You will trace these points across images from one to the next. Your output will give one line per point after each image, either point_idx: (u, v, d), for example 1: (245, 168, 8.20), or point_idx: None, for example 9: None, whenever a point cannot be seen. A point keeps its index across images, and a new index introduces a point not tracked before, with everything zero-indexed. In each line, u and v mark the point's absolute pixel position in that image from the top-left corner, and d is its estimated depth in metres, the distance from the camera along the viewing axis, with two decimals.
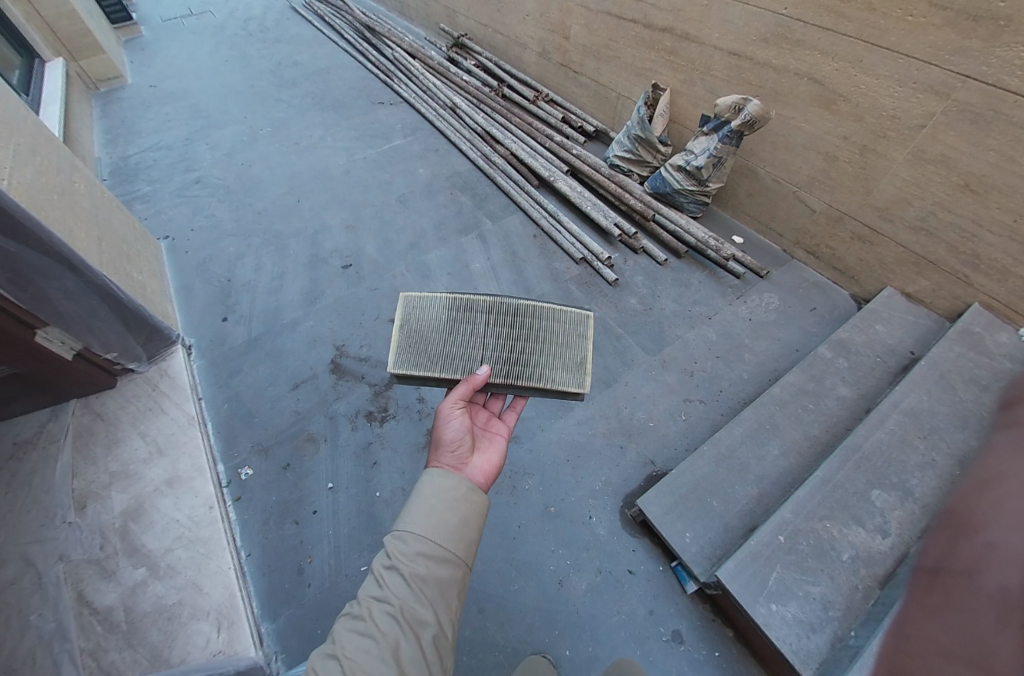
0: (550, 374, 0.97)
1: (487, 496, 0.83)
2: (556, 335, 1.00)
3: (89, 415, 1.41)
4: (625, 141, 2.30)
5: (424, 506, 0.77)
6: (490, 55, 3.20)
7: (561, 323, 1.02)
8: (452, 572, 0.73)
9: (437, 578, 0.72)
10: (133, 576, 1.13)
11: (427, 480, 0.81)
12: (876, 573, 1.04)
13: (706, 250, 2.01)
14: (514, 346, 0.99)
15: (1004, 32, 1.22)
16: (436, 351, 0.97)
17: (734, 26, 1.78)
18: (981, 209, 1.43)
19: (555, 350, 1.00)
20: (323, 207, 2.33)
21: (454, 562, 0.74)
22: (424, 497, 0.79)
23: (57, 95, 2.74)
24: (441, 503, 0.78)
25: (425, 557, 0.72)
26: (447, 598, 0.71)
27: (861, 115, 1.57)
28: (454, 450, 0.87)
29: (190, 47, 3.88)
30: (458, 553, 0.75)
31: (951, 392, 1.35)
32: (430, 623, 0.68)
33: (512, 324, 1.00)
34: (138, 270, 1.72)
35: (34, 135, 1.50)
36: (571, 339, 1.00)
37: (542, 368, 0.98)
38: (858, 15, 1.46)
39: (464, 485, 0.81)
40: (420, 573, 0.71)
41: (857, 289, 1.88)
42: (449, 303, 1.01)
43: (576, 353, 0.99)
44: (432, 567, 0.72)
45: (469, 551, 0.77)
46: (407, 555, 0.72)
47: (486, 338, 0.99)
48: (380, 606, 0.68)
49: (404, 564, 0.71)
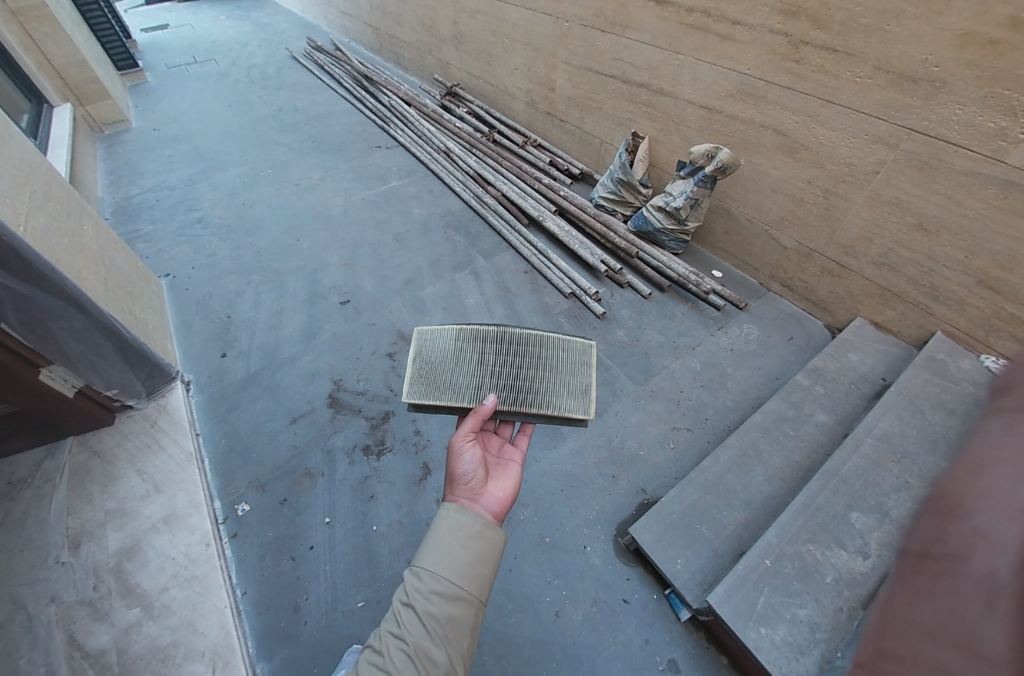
0: (562, 400, 1.03)
1: (502, 532, 0.86)
2: (561, 361, 1.07)
3: (86, 453, 1.43)
4: (608, 183, 2.46)
5: (439, 543, 0.81)
6: (481, 104, 3.42)
7: (564, 353, 1.09)
8: (464, 610, 0.76)
9: (449, 616, 0.75)
10: (127, 617, 1.13)
11: (443, 517, 0.84)
12: (859, 594, 1.08)
13: (687, 285, 2.13)
14: (522, 374, 1.05)
15: (940, 93, 1.38)
16: (447, 379, 1.04)
17: (704, 83, 1.96)
18: (936, 247, 1.56)
19: (560, 377, 1.06)
20: (322, 246, 2.43)
21: (466, 600, 0.77)
22: (439, 534, 0.82)
23: (63, 139, 2.85)
24: (456, 540, 0.81)
25: (438, 595, 0.76)
26: (459, 635, 0.74)
27: (822, 162, 1.73)
28: (469, 483, 0.91)
29: (194, 93, 4.07)
30: (470, 591, 0.78)
31: (921, 416, 1.44)
32: (441, 661, 0.71)
33: (518, 351, 1.06)
34: (140, 308, 1.77)
35: (48, 181, 1.58)
36: (573, 365, 1.07)
37: (549, 396, 1.03)
38: (812, 76, 1.63)
39: (478, 521, 0.84)
40: (433, 612, 0.74)
41: (830, 319, 1.99)
42: (459, 332, 1.08)
43: (584, 379, 1.06)
44: (445, 606, 0.75)
45: (481, 588, 0.80)
46: (421, 593, 0.76)
47: (492, 365, 1.05)
48: (397, 643, 0.72)
49: (418, 601, 0.75)
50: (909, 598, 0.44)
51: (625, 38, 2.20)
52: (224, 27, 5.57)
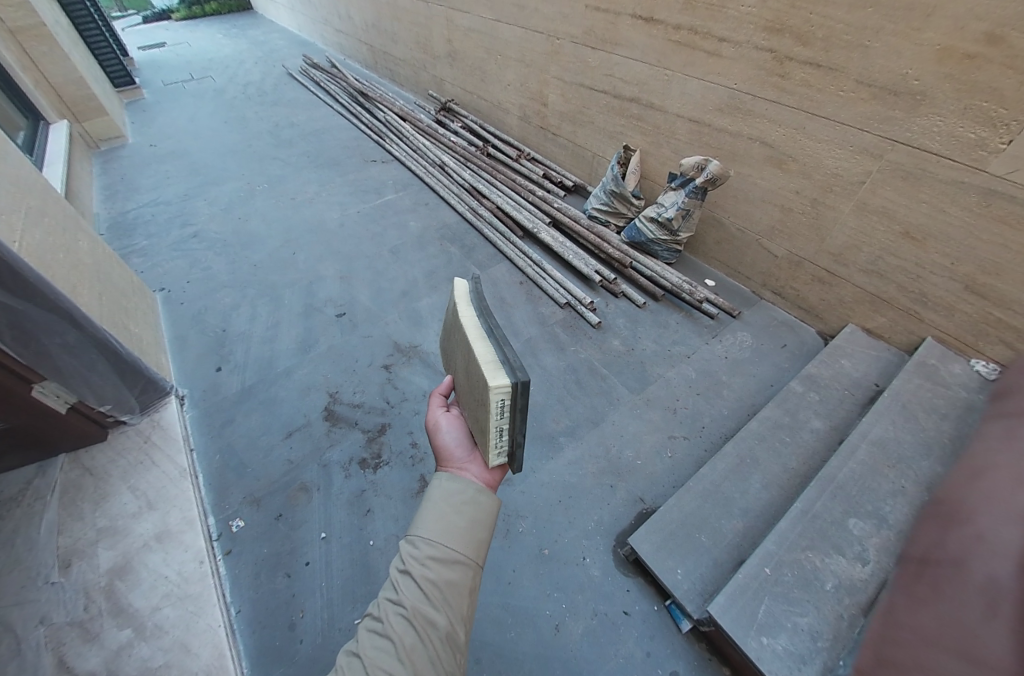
0: (473, 423, 0.91)
1: (496, 495, 0.85)
2: (474, 385, 0.86)
3: (77, 471, 1.41)
4: (601, 195, 2.50)
5: (434, 511, 0.80)
6: (475, 119, 3.48)
7: (479, 381, 0.83)
8: (462, 573, 0.75)
9: (447, 580, 0.74)
10: (118, 639, 1.10)
11: (435, 487, 0.83)
12: (860, 601, 1.08)
13: (681, 293, 2.15)
14: (462, 372, 0.97)
15: (922, 105, 1.43)
16: (447, 343, 1.14)
17: (692, 97, 2.01)
18: (923, 253, 1.60)
19: (475, 405, 0.86)
20: (318, 258, 2.44)
21: (464, 564, 0.76)
22: (433, 501, 0.81)
23: (59, 155, 2.86)
24: (450, 507, 0.80)
25: (435, 560, 0.75)
26: (458, 598, 0.73)
27: (809, 173, 1.77)
28: (454, 453, 0.92)
29: (191, 110, 4.11)
30: (467, 553, 0.77)
31: (915, 421, 1.45)
32: (441, 624, 0.70)
33: (462, 347, 0.95)
34: (134, 322, 1.76)
35: (44, 198, 1.58)
36: (479, 400, 0.83)
37: (469, 411, 0.93)
38: (797, 90, 1.68)
39: (471, 487, 0.83)
40: (431, 577, 0.73)
41: (823, 326, 2.01)
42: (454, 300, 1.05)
43: (484, 423, 0.83)
44: (443, 570, 0.74)
45: (478, 552, 0.79)
46: (417, 559, 0.75)
47: (455, 350, 1.03)
48: (395, 609, 0.71)
49: (415, 568, 0.74)
50: (920, 610, 0.67)
51: (615, 54, 2.25)
52: (221, 45, 5.65)
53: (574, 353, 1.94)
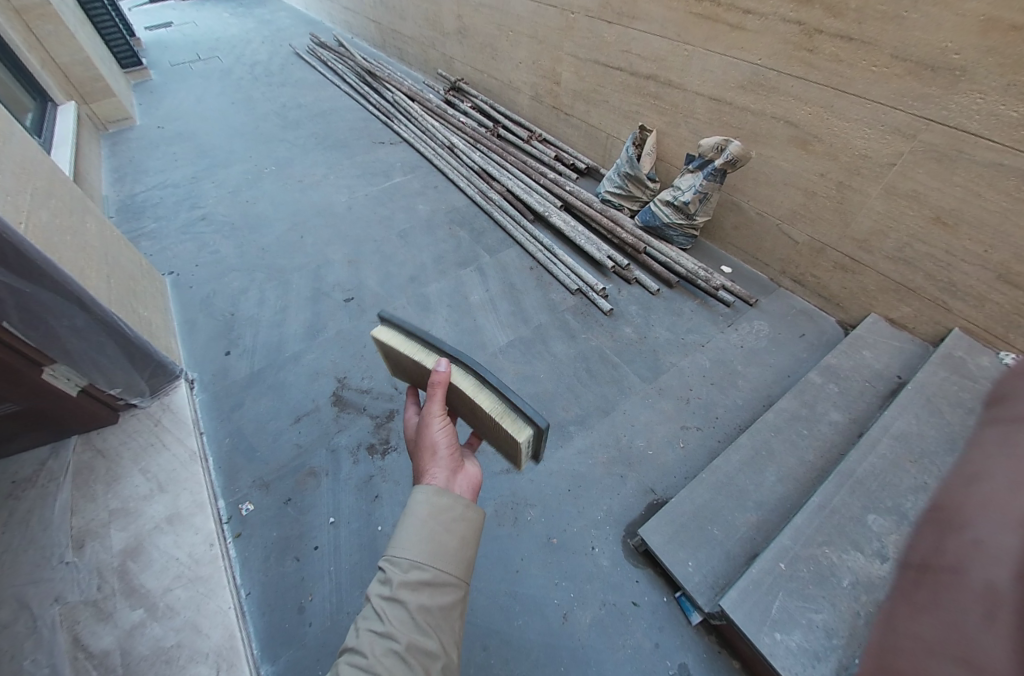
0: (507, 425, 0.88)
1: (479, 507, 0.83)
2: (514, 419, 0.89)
3: (89, 453, 1.42)
4: (616, 178, 2.42)
5: (421, 537, 0.77)
6: (484, 99, 3.39)
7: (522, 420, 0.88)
8: (453, 595, 0.75)
9: (440, 606, 0.73)
10: (131, 618, 1.13)
11: (421, 508, 0.79)
12: (876, 598, 1.05)
13: (696, 280, 2.09)
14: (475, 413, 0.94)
15: (961, 81, 1.33)
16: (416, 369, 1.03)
17: (713, 73, 1.91)
18: (954, 241, 1.52)
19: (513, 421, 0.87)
20: (325, 243, 2.41)
21: (454, 586, 0.76)
22: (422, 525, 0.78)
23: (67, 136, 2.85)
24: (439, 531, 0.78)
25: (427, 587, 0.74)
26: (450, 622, 0.73)
27: (835, 154, 1.68)
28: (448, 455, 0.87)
29: (197, 91, 4.05)
30: (458, 576, 0.77)
31: (939, 415, 1.40)
32: (436, 652, 0.70)
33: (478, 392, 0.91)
34: (143, 305, 1.75)
35: (50, 178, 1.55)
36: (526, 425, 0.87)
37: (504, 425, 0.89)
38: (825, 65, 1.58)
39: (460, 504, 0.81)
40: (423, 603, 0.72)
41: (844, 316, 1.94)
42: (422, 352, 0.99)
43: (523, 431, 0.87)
44: (434, 596, 0.74)
45: (468, 572, 0.78)
46: (408, 588, 0.73)
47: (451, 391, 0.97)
48: (386, 641, 0.69)
49: (406, 597, 0.72)
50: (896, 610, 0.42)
51: (633, 29, 2.14)
52: (228, 25, 5.54)
53: (585, 340, 1.90)
